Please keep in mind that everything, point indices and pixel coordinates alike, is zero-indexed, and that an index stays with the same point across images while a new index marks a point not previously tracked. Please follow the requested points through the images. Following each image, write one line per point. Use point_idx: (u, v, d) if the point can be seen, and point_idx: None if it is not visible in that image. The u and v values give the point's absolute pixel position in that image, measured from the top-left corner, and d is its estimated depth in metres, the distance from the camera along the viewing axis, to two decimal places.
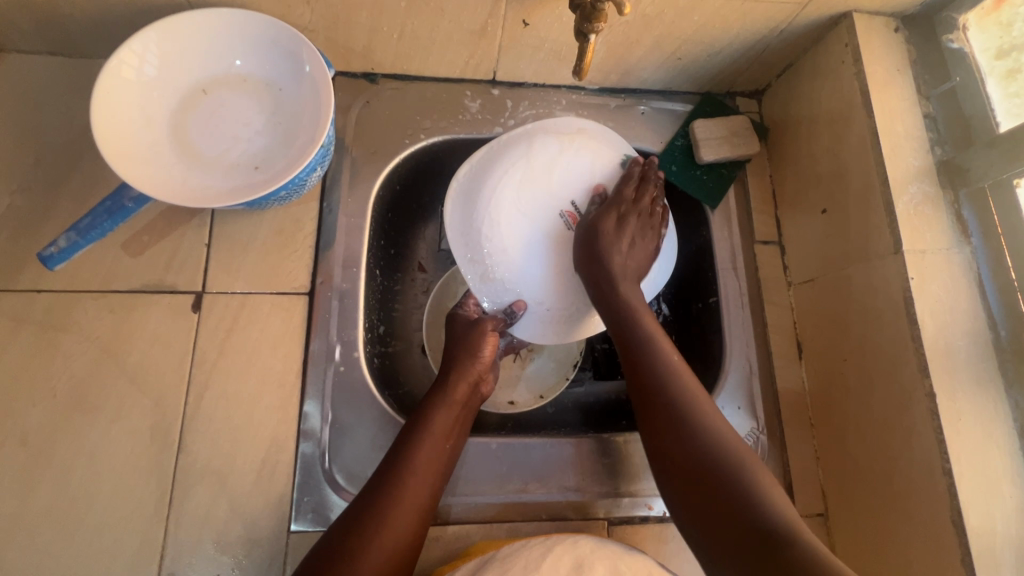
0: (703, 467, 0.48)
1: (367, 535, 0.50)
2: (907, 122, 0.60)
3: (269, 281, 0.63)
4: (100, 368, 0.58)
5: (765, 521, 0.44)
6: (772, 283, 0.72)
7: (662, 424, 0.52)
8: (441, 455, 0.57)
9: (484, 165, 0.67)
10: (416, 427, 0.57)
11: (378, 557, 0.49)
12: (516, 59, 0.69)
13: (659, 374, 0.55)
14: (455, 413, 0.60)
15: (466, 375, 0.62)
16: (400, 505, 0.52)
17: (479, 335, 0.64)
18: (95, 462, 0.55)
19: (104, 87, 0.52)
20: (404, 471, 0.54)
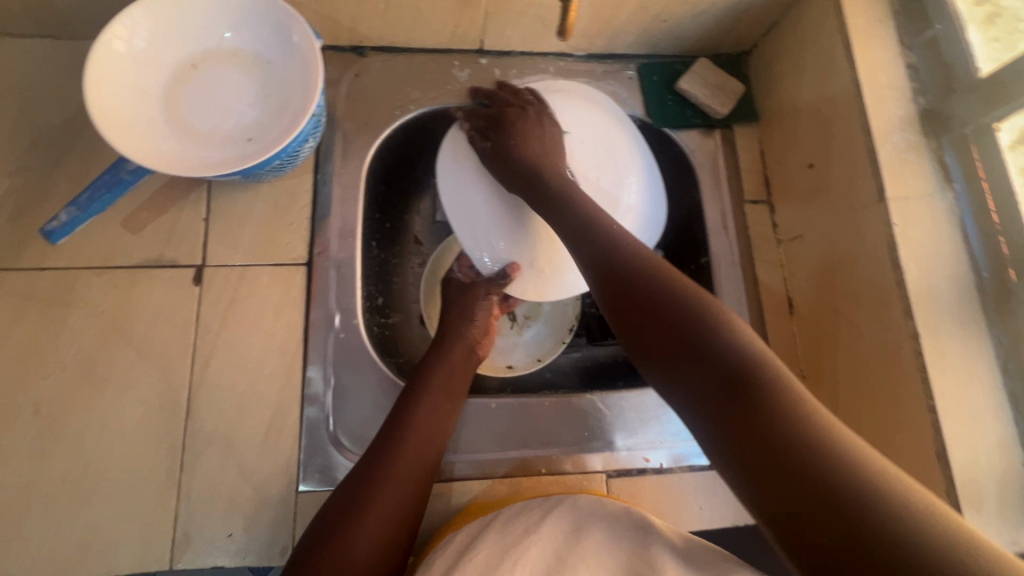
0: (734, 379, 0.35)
1: (373, 491, 0.52)
2: (889, 72, 0.60)
3: (267, 252, 0.64)
4: (107, 341, 0.59)
5: (722, 362, 0.36)
6: (762, 242, 0.73)
7: (739, 421, 0.34)
8: (443, 414, 0.59)
9: (473, 124, 0.65)
10: (413, 395, 0.58)
11: (390, 511, 0.51)
12: (502, 26, 0.69)
13: (671, 297, 0.41)
14: (455, 375, 0.62)
15: (462, 340, 0.64)
16: (405, 462, 0.54)
17: (472, 300, 0.65)
18: (108, 429, 0.57)
19: (97, 62, 0.53)
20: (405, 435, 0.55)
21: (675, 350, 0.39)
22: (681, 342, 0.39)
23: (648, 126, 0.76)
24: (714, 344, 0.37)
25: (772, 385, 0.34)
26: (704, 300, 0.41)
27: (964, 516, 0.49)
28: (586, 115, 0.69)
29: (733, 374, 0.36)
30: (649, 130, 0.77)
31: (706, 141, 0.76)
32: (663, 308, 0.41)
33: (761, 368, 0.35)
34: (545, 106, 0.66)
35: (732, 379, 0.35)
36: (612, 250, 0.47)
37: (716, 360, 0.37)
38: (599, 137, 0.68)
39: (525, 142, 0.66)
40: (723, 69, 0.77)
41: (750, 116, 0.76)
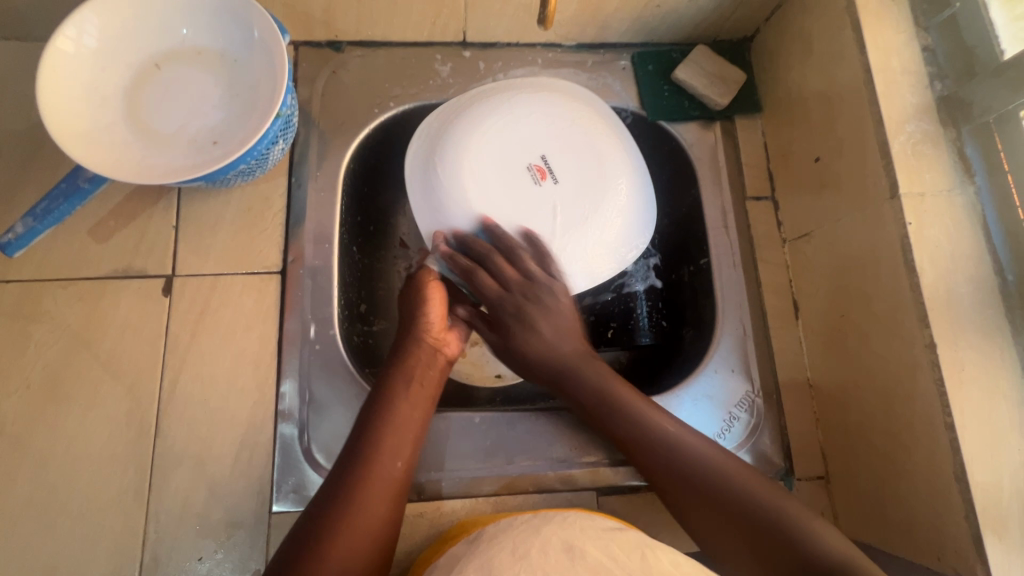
0: (702, 495, 0.51)
1: (336, 520, 0.48)
2: (903, 56, 0.55)
3: (239, 261, 0.61)
4: (73, 357, 0.57)
5: (691, 479, 0.52)
6: (766, 241, 0.68)
7: (700, 514, 0.51)
8: (409, 425, 0.54)
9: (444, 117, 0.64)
10: (376, 406, 0.55)
11: (363, 534, 0.48)
12: (484, 16, 0.65)
13: (634, 438, 0.55)
14: (419, 381, 0.57)
15: (423, 342, 0.60)
16: (367, 484, 0.50)
17: (427, 295, 0.62)
18: (75, 449, 0.55)
19: (50, 63, 0.50)
20: (372, 449, 0.52)
21: (665, 490, 0.53)
22: (682, 494, 0.52)
23: (643, 120, 0.72)
24: (650, 458, 0.54)
25: (749, 495, 0.50)
26: (645, 414, 0.55)
27: (986, 544, 0.45)
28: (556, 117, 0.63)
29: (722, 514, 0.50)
30: (645, 124, 0.72)
31: (705, 134, 0.71)
32: (627, 438, 0.55)
33: (707, 489, 0.51)
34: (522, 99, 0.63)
35: (710, 502, 0.51)
36: (605, 402, 0.57)
37: (709, 488, 0.51)
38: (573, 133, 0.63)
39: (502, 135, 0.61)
40: (724, 56, 0.73)
41: (753, 107, 0.72)
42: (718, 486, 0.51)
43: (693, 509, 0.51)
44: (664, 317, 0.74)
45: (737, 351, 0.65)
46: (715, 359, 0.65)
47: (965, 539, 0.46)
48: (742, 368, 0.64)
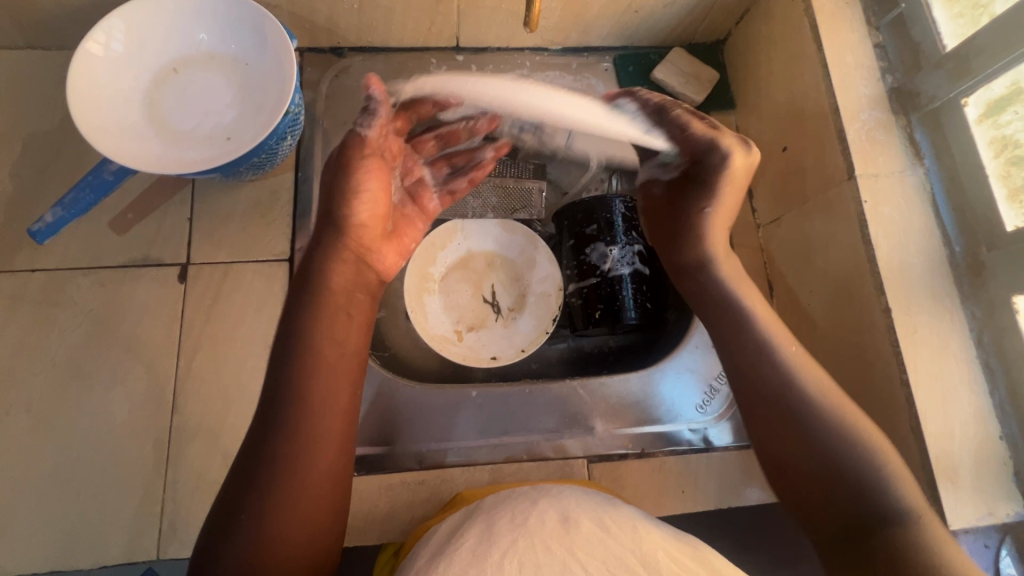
0: (829, 465, 0.46)
1: (271, 478, 0.44)
2: (856, 53, 0.61)
3: (249, 249, 0.65)
4: (95, 339, 0.61)
5: (826, 441, 0.46)
6: (742, 227, 0.73)
7: (797, 470, 0.47)
8: (345, 366, 0.50)
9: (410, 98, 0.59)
10: (300, 339, 0.49)
11: (305, 485, 0.45)
12: (475, 23, 0.71)
13: (778, 374, 0.50)
14: (350, 314, 0.53)
15: (343, 266, 0.55)
16: (303, 434, 0.46)
17: (343, 187, 0.57)
18: (96, 425, 0.58)
19: (77, 66, 0.55)
20: (303, 390, 0.47)
21: (778, 422, 0.49)
22: (790, 415, 0.48)
23: None
24: (764, 371, 0.51)
25: (843, 444, 0.46)
26: (788, 357, 0.51)
27: (940, 489, 0.49)
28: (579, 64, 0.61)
29: (813, 444, 0.47)
30: None
31: None
32: (732, 327, 0.54)
33: (818, 424, 0.47)
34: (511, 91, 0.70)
35: (813, 443, 0.47)
36: (730, 309, 0.55)
37: (812, 430, 0.47)
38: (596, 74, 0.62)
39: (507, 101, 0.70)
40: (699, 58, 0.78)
41: (726, 104, 0.77)
42: (823, 426, 0.47)
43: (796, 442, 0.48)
44: (648, 299, 0.72)
45: None
46: (696, 335, 0.69)
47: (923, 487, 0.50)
48: None
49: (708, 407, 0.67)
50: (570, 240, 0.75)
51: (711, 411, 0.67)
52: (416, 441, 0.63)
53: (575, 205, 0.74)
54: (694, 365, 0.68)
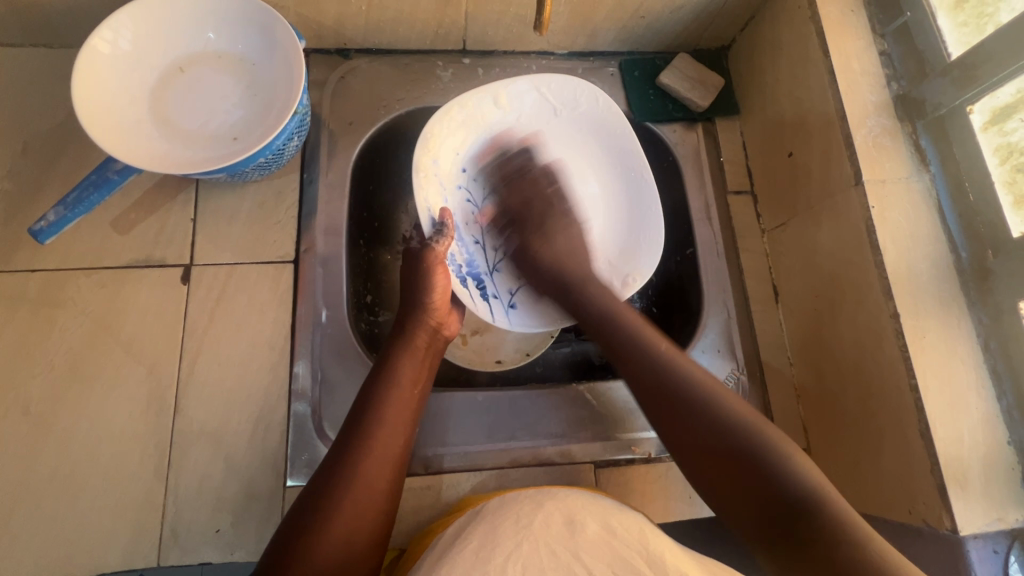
0: (731, 449, 0.50)
1: (336, 500, 0.48)
2: (862, 60, 0.61)
3: (254, 250, 0.65)
4: (95, 340, 0.60)
5: (720, 422, 0.51)
6: (747, 232, 0.74)
7: (702, 455, 0.51)
8: (410, 409, 0.55)
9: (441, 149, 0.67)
10: (380, 382, 0.55)
11: (365, 511, 0.49)
12: (483, 25, 0.71)
13: (650, 365, 0.55)
14: (420, 360, 0.58)
15: (425, 322, 0.60)
16: (371, 465, 0.50)
17: (428, 269, 0.59)
18: (96, 428, 0.57)
19: (84, 64, 0.54)
20: (374, 421, 0.52)
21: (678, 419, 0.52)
22: (669, 406, 0.53)
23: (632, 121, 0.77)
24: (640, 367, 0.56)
25: (754, 439, 0.50)
26: (669, 359, 0.55)
27: (949, 494, 0.49)
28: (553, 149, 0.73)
29: (708, 433, 0.51)
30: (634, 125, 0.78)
31: (688, 134, 0.77)
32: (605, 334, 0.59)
33: (700, 408, 0.52)
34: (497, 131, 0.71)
35: (711, 433, 0.51)
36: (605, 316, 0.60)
37: (707, 416, 0.51)
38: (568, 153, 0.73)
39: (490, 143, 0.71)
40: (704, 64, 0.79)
41: (731, 109, 0.78)
42: (714, 419, 0.51)
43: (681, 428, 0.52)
44: (654, 305, 0.78)
45: (723, 333, 0.70)
46: (702, 340, 0.69)
47: (932, 492, 0.50)
48: (727, 348, 0.69)
49: None
50: None
51: None
52: (422, 444, 0.62)
53: None
54: None
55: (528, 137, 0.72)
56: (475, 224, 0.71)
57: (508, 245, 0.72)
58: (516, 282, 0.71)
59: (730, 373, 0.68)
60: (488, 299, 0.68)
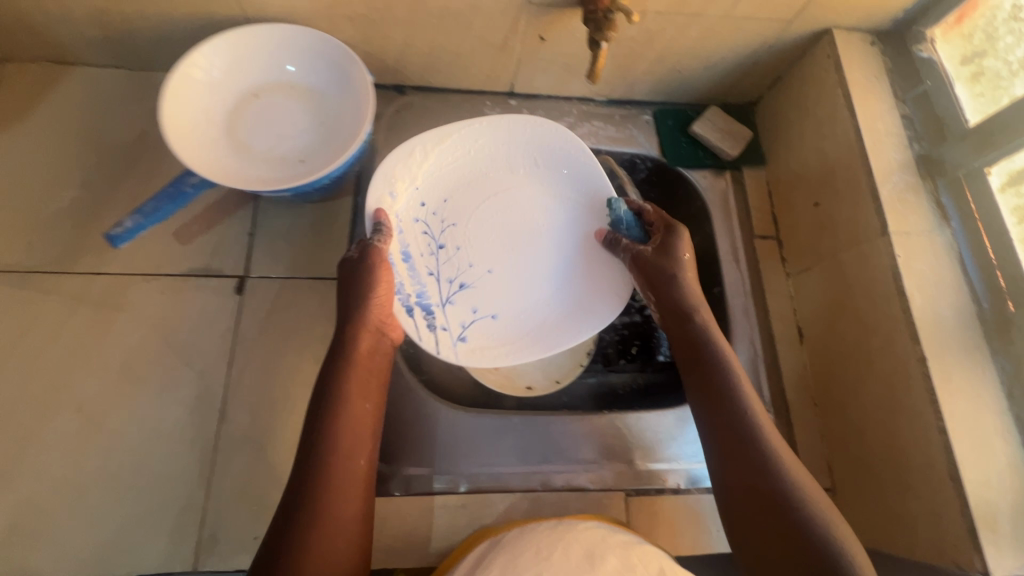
0: (775, 504, 0.50)
1: (305, 536, 0.45)
2: (887, 121, 0.66)
3: (307, 266, 0.68)
4: (150, 343, 0.62)
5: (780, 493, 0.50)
6: (772, 274, 0.77)
7: (756, 506, 0.51)
8: (368, 420, 0.53)
9: (398, 181, 0.68)
10: (330, 399, 0.52)
11: (333, 541, 0.46)
12: (532, 73, 0.77)
13: (739, 416, 0.55)
14: (367, 370, 0.55)
15: (366, 328, 0.57)
16: (335, 490, 0.48)
17: (368, 273, 0.58)
18: (144, 428, 0.59)
19: (175, 85, 0.60)
20: (320, 465, 0.48)
21: (745, 472, 0.52)
22: (748, 467, 0.52)
23: (665, 165, 0.82)
24: (719, 406, 0.56)
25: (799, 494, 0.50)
26: (755, 418, 0.55)
27: (982, 538, 0.51)
28: (508, 188, 0.72)
29: (769, 500, 0.50)
30: (667, 169, 0.82)
31: (717, 180, 0.82)
32: (711, 379, 0.58)
33: (774, 472, 0.51)
34: (453, 161, 0.71)
35: (774, 498, 0.50)
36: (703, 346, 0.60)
37: (772, 478, 0.51)
38: (520, 191, 0.72)
39: (451, 179, 0.71)
40: (733, 116, 0.84)
41: (757, 160, 0.83)
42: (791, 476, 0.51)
43: (756, 484, 0.51)
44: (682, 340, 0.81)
45: (749, 370, 0.72)
46: None
47: (963, 535, 0.52)
48: (754, 385, 0.71)
49: None
50: None
51: None
52: (457, 464, 0.62)
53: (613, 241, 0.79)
54: None
55: (479, 172, 0.72)
56: (431, 254, 0.69)
57: (464, 276, 0.69)
58: (468, 315, 0.67)
59: None
60: (432, 329, 0.64)
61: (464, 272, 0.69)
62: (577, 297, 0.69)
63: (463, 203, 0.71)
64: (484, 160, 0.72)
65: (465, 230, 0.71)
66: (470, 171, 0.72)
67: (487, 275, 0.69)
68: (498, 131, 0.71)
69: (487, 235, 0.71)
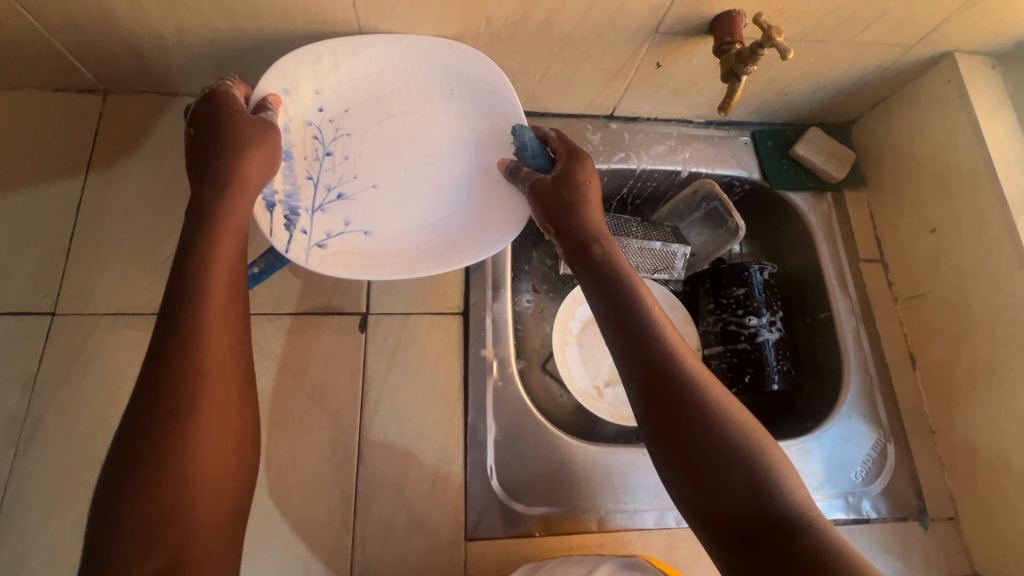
0: (731, 462, 0.43)
1: (173, 463, 0.38)
2: (1015, 150, 0.67)
3: (427, 302, 0.67)
4: (280, 385, 0.61)
5: (734, 448, 0.44)
6: (880, 299, 0.77)
7: (694, 458, 0.45)
8: (229, 329, 0.44)
9: (309, 82, 0.59)
10: (188, 287, 0.43)
11: (207, 473, 0.39)
12: (639, 97, 0.75)
13: (660, 361, 0.49)
14: (230, 263, 0.46)
15: (231, 211, 0.48)
16: (206, 414, 0.40)
17: (236, 148, 0.49)
18: (282, 473, 0.58)
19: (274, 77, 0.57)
20: (198, 373, 0.41)
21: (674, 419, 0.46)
22: (670, 413, 0.46)
23: (767, 188, 0.81)
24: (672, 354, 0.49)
25: (738, 454, 0.44)
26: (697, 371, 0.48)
27: None
28: (418, 111, 0.64)
29: (699, 448, 0.45)
30: (770, 192, 0.81)
31: (819, 203, 0.81)
32: (627, 319, 0.51)
33: (716, 420, 0.45)
34: (377, 69, 0.62)
35: (713, 453, 0.44)
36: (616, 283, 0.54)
37: (716, 436, 0.45)
38: (430, 116, 0.65)
39: (366, 88, 0.63)
40: (833, 137, 0.83)
41: (858, 181, 0.82)
42: (716, 438, 0.44)
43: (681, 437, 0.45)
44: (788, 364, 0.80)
45: (866, 398, 0.72)
46: (848, 404, 0.71)
47: None
48: (872, 413, 0.71)
49: (866, 478, 0.68)
50: (711, 302, 0.79)
51: (869, 480, 0.68)
52: (593, 503, 0.62)
53: (719, 267, 0.78)
54: (850, 435, 0.70)
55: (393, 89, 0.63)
56: (315, 163, 0.61)
57: (345, 187, 0.61)
58: (338, 226, 0.60)
59: (878, 439, 0.70)
60: (289, 228, 0.57)
61: (347, 186, 0.61)
62: (464, 228, 0.63)
63: (375, 117, 0.63)
64: (409, 76, 0.63)
65: (357, 145, 0.62)
66: (387, 84, 0.63)
67: (372, 189, 0.62)
68: (414, 51, 0.62)
69: (382, 151, 0.63)
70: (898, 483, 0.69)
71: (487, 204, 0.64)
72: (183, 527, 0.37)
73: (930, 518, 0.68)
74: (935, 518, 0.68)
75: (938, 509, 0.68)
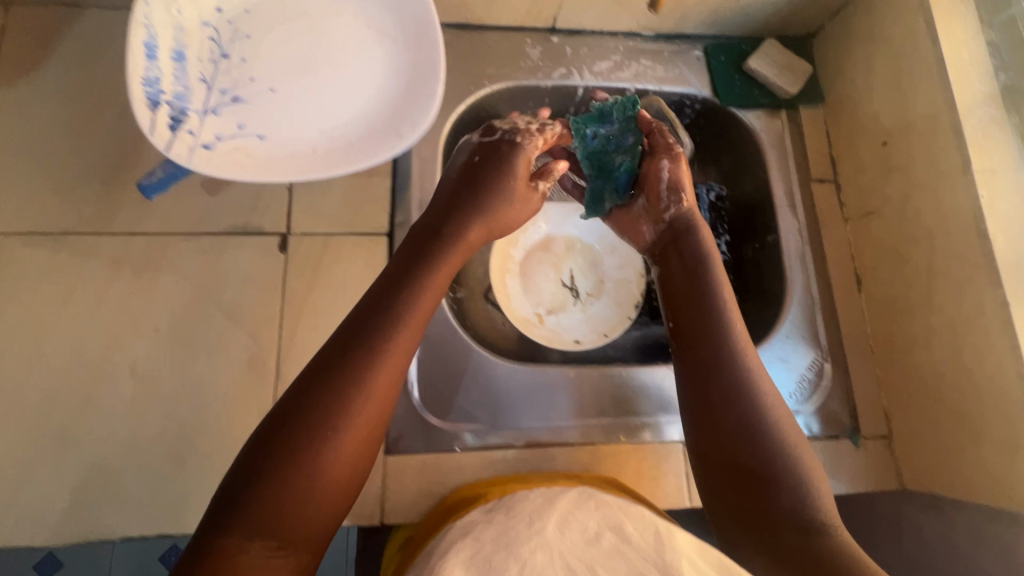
0: (770, 462, 0.46)
1: (303, 446, 0.40)
2: (972, 50, 0.62)
3: (350, 221, 0.65)
4: (198, 304, 0.61)
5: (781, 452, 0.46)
6: (830, 220, 0.74)
7: (741, 454, 0.47)
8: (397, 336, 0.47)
9: None
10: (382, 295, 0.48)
11: (337, 465, 0.41)
12: (579, 5, 0.71)
13: (734, 359, 0.50)
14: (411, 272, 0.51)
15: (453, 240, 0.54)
16: (353, 415, 0.42)
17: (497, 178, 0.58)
18: (200, 390, 0.58)
19: None
20: (367, 381, 0.43)
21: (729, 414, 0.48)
22: (728, 410, 0.48)
23: (717, 106, 0.77)
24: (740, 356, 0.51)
25: (786, 459, 0.46)
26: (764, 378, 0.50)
27: None
28: (324, 15, 0.61)
29: (749, 446, 0.47)
30: (720, 109, 0.77)
31: (772, 121, 0.77)
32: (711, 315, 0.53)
33: (778, 426, 0.47)
34: None
35: (763, 452, 0.46)
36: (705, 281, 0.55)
37: (774, 441, 0.47)
38: (335, 18, 0.61)
39: None
40: (791, 50, 0.78)
41: (816, 97, 0.77)
42: (776, 440, 0.47)
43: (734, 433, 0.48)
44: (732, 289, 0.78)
45: (805, 319, 0.70)
46: (786, 325, 0.70)
47: None
48: (811, 334, 0.70)
49: (800, 397, 0.67)
50: None
51: (802, 399, 0.67)
52: (515, 420, 0.62)
53: None
54: (786, 355, 0.69)
55: None
56: (210, 62, 0.57)
57: (241, 90, 0.57)
58: (230, 129, 0.56)
59: (814, 360, 0.69)
60: (173, 127, 0.53)
61: (242, 88, 0.58)
62: (367, 133, 0.58)
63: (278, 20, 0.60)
64: None
65: (257, 47, 0.59)
66: None
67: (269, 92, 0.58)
68: None
69: (283, 53, 0.59)
70: (832, 402, 0.68)
71: (396, 111, 0.59)
72: (301, 525, 0.39)
73: (863, 436, 0.67)
74: (868, 437, 0.67)
75: (872, 428, 0.67)
